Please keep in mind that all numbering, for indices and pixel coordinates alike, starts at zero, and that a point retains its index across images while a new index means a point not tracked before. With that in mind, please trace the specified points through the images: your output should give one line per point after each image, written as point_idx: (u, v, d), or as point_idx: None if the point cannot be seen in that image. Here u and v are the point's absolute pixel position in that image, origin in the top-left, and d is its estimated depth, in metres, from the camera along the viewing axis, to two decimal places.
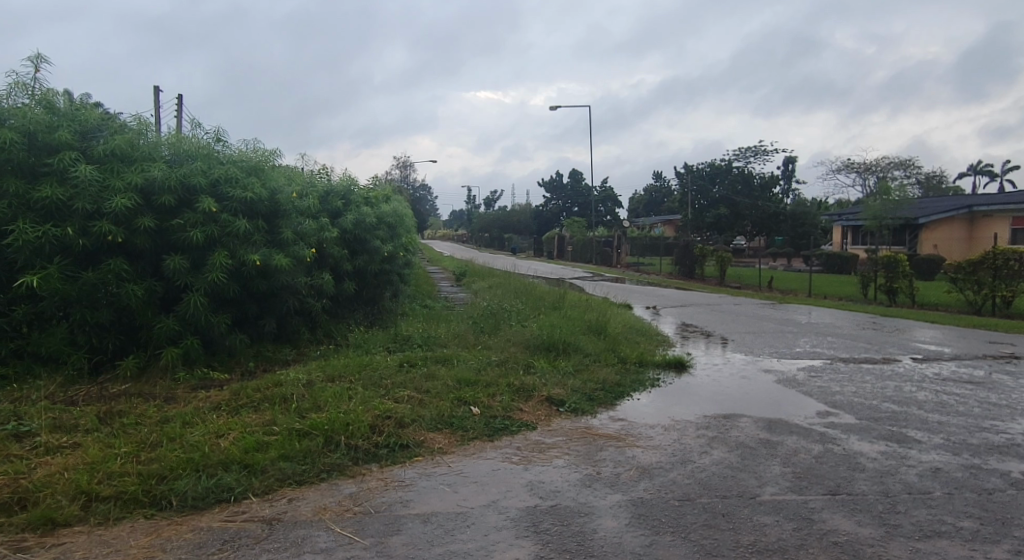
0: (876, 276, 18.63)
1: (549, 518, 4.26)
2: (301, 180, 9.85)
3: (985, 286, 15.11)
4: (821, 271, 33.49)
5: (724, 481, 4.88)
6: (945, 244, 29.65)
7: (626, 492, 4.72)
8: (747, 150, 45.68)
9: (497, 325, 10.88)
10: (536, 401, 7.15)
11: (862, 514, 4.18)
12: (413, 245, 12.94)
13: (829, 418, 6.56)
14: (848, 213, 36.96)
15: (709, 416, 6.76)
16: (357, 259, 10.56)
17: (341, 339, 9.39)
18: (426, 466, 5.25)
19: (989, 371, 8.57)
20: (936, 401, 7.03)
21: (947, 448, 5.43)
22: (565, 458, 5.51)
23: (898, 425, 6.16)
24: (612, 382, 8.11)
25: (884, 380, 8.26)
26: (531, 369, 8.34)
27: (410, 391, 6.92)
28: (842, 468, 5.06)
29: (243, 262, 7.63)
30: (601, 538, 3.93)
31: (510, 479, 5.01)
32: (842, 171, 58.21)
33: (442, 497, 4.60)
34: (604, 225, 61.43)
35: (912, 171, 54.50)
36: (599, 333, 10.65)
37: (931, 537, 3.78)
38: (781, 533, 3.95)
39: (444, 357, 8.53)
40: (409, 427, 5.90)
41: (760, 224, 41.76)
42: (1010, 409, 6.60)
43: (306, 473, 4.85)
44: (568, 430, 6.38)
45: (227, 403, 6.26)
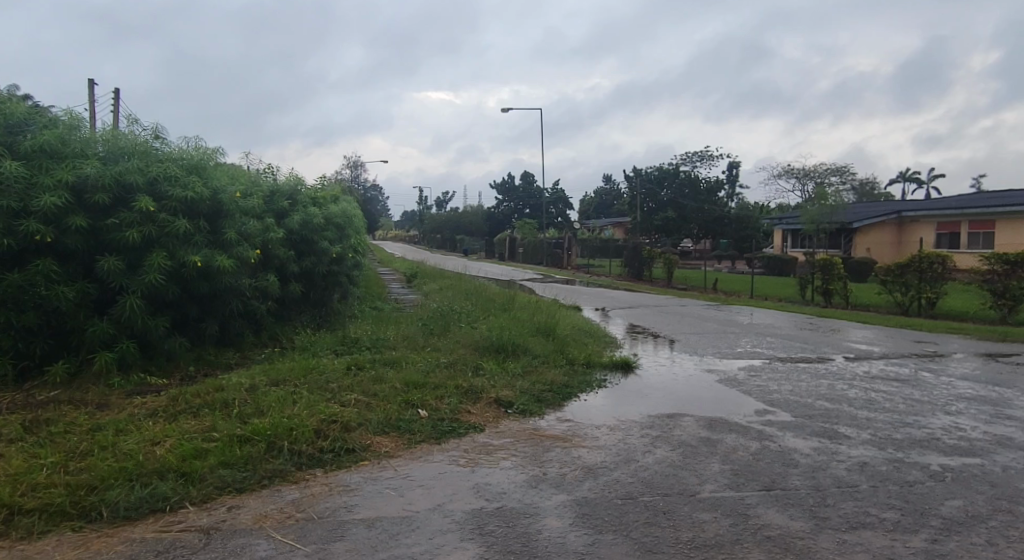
0: (813, 278, 19.37)
1: (494, 519, 4.29)
2: (245, 179, 9.61)
3: (912, 288, 15.87)
4: (762, 273, 34.56)
5: (666, 479, 5.00)
6: (877, 248, 31.01)
7: (571, 492, 4.79)
8: (693, 155, 46.82)
9: (447, 327, 10.85)
10: (484, 403, 7.18)
11: (794, 508, 4.35)
12: (362, 246, 12.78)
13: (767, 416, 6.80)
14: (787, 217, 38.24)
15: (653, 416, 6.92)
16: (303, 260, 10.39)
17: (287, 343, 9.22)
18: (372, 470, 5.20)
19: (914, 369, 9.02)
20: (865, 398, 7.36)
21: (874, 443, 5.70)
22: (511, 459, 5.55)
23: (830, 422, 6.43)
24: (559, 383, 8.21)
25: (818, 378, 8.59)
26: (479, 371, 8.36)
27: (356, 394, 6.85)
28: (777, 464, 5.25)
29: (183, 264, 7.41)
30: (544, 539, 3.98)
31: (457, 482, 5.01)
32: (782, 176, 60.23)
33: (387, 502, 4.58)
34: (555, 226, 61.99)
35: (847, 177, 56.78)
36: (548, 334, 10.76)
37: (857, 529, 3.97)
38: (718, 529, 4.08)
39: (393, 359, 8.47)
40: (355, 432, 5.84)
41: (705, 227, 42.83)
42: (932, 405, 6.96)
43: (247, 480, 4.75)
44: (516, 431, 6.43)
45: (164, 410, 6.07)
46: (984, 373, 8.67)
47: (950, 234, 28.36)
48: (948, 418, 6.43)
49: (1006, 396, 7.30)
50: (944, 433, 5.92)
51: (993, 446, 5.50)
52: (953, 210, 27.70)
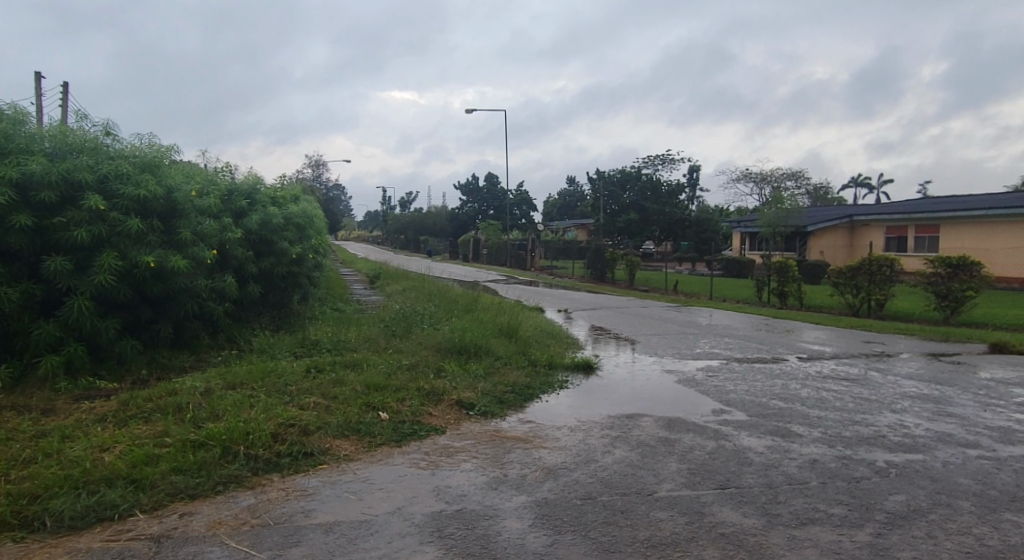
0: (769, 280, 19.82)
1: (454, 522, 4.29)
2: (201, 177, 9.39)
3: (862, 290, 16.37)
4: (721, 275, 35.20)
5: (624, 479, 5.07)
6: (830, 251, 31.91)
7: (531, 493, 4.82)
8: (655, 158, 47.49)
9: (409, 329, 10.79)
10: (445, 405, 7.15)
11: (747, 506, 4.45)
12: (323, 247, 12.60)
13: (723, 415, 6.94)
14: (745, 220, 39.04)
15: (613, 417, 6.99)
16: (262, 261, 10.21)
17: (245, 345, 9.05)
18: (330, 474, 5.15)
19: (863, 368, 9.32)
20: (817, 397, 7.58)
21: (824, 440, 5.86)
22: (472, 461, 5.56)
23: (784, 421, 6.59)
24: (521, 384, 8.25)
25: (773, 378, 8.81)
26: (441, 373, 8.33)
27: (316, 397, 6.76)
28: (732, 463, 5.37)
29: (135, 264, 7.22)
30: (504, 540, 4.00)
31: (417, 484, 4.99)
32: (740, 180, 61.49)
33: (345, 506, 4.54)
34: (520, 228, 62.14)
35: (802, 181, 58.33)
36: (510, 335, 10.79)
37: (806, 524, 4.08)
38: (674, 527, 4.15)
39: (353, 361, 8.38)
40: (314, 435, 5.77)
41: (666, 229, 43.44)
42: (879, 404, 7.20)
43: (200, 486, 4.65)
44: (477, 433, 6.43)
45: (114, 415, 5.91)
46: (929, 372, 9.00)
47: (897, 238, 29.34)
48: (894, 416, 6.66)
49: (948, 394, 7.60)
50: (890, 431, 6.12)
51: (934, 442, 5.72)
52: (900, 216, 28.69)
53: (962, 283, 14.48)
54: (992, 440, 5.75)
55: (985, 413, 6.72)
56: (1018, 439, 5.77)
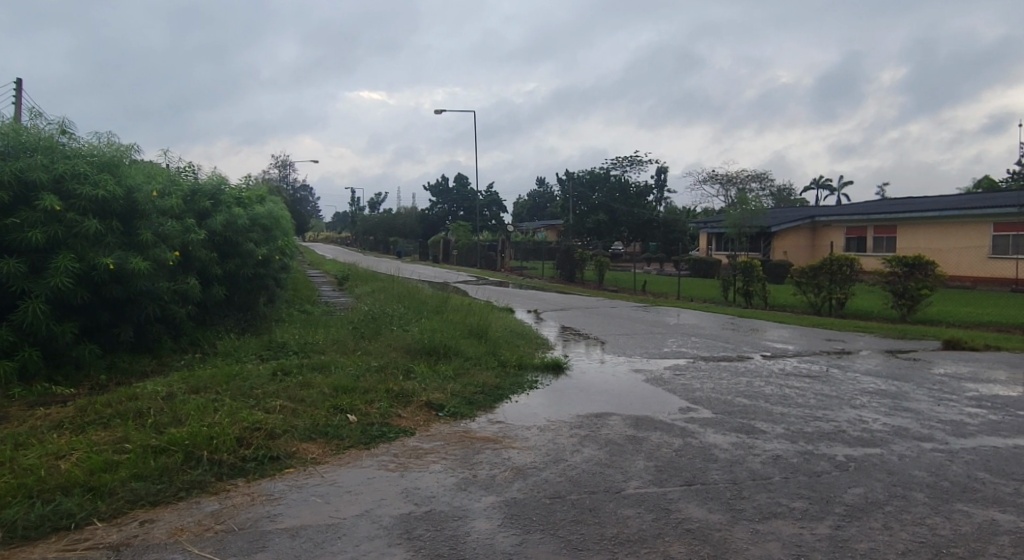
0: (734, 280, 20.15)
1: (423, 524, 4.27)
2: (163, 177, 9.18)
3: (824, 289, 16.74)
4: (688, 275, 35.67)
5: (593, 477, 5.12)
6: (793, 251, 32.57)
7: (500, 493, 4.83)
8: (623, 160, 47.95)
9: (378, 330, 10.71)
10: (415, 407, 7.11)
11: (713, 501, 4.53)
12: (289, 248, 12.41)
13: (690, 413, 7.03)
14: (711, 220, 39.60)
15: (582, 416, 7.04)
16: (227, 263, 10.02)
17: (209, 348, 8.88)
18: (297, 478, 5.09)
19: (824, 366, 9.54)
20: (780, 394, 7.74)
21: (787, 436, 5.99)
22: (441, 462, 5.55)
23: (748, 418, 6.71)
24: (491, 385, 8.26)
25: (738, 376, 8.97)
26: (411, 374, 8.29)
27: (282, 400, 6.68)
28: (698, 459, 5.46)
29: (93, 266, 7.04)
30: (472, 541, 4.00)
31: (385, 486, 4.96)
32: (707, 182, 62.38)
33: (312, 509, 4.49)
34: (490, 228, 62.15)
35: (766, 183, 59.45)
36: (480, 336, 10.79)
37: (769, 519, 4.17)
38: (641, 524, 4.20)
39: (321, 364, 8.31)
40: (280, 439, 5.69)
41: (634, 230, 43.82)
42: (839, 400, 7.38)
43: (162, 492, 4.56)
44: (446, 434, 6.42)
45: (71, 421, 5.75)
46: (886, 368, 9.25)
47: (857, 239, 30.09)
48: (853, 411, 6.83)
49: (904, 390, 7.83)
50: (849, 426, 6.28)
51: (891, 436, 5.89)
52: (859, 217, 29.43)
53: (918, 282, 14.91)
54: (945, 433, 5.94)
55: (938, 407, 6.94)
56: (969, 432, 5.97)
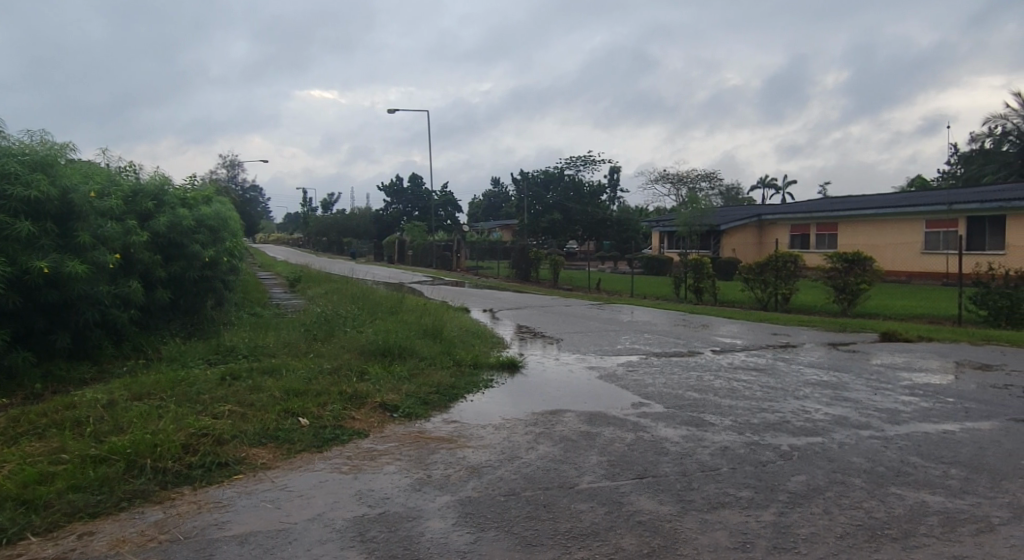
0: (685, 277, 20.56)
1: (376, 525, 4.24)
2: (101, 177, 8.85)
3: (770, 285, 17.23)
4: (641, 272, 36.26)
5: (546, 473, 5.16)
6: (742, 248, 33.41)
7: (454, 493, 4.82)
8: (577, 159, 48.44)
9: (331, 332, 10.55)
10: (368, 408, 7.04)
11: (663, 493, 4.62)
12: (238, 250, 12.12)
13: (642, 408, 7.16)
14: (663, 219, 40.32)
15: (536, 413, 7.09)
16: (171, 265, 9.71)
17: (153, 353, 8.60)
18: (246, 484, 4.98)
19: (770, 359, 9.84)
20: (728, 388, 7.94)
21: (734, 428, 6.15)
22: (395, 463, 5.51)
23: (698, 411, 6.87)
24: (446, 384, 8.23)
25: (689, 371, 9.17)
26: (364, 376, 8.19)
27: (231, 405, 6.52)
28: (649, 453, 5.55)
29: (26, 270, 6.78)
30: (426, 541, 3.99)
31: (338, 489, 4.90)
32: (658, 182, 63.43)
33: (261, 515, 4.41)
34: (445, 228, 61.91)
35: (715, 183, 60.84)
36: (435, 335, 10.75)
37: (717, 508, 4.28)
38: (594, 518, 4.26)
39: (272, 367, 8.14)
40: (228, 445, 5.57)
41: (588, 229, 44.26)
42: (784, 391, 7.62)
43: (102, 503, 4.41)
44: (400, 435, 6.38)
45: (3, 433, 5.51)
46: (828, 360, 9.58)
47: (801, 237, 31.08)
48: (797, 402, 7.07)
49: (844, 380, 8.13)
50: (793, 416, 6.49)
51: (832, 425, 6.10)
52: (803, 214, 30.38)
53: (857, 278, 15.47)
54: (881, 421, 6.19)
55: (876, 396, 7.23)
56: (903, 419, 6.25)
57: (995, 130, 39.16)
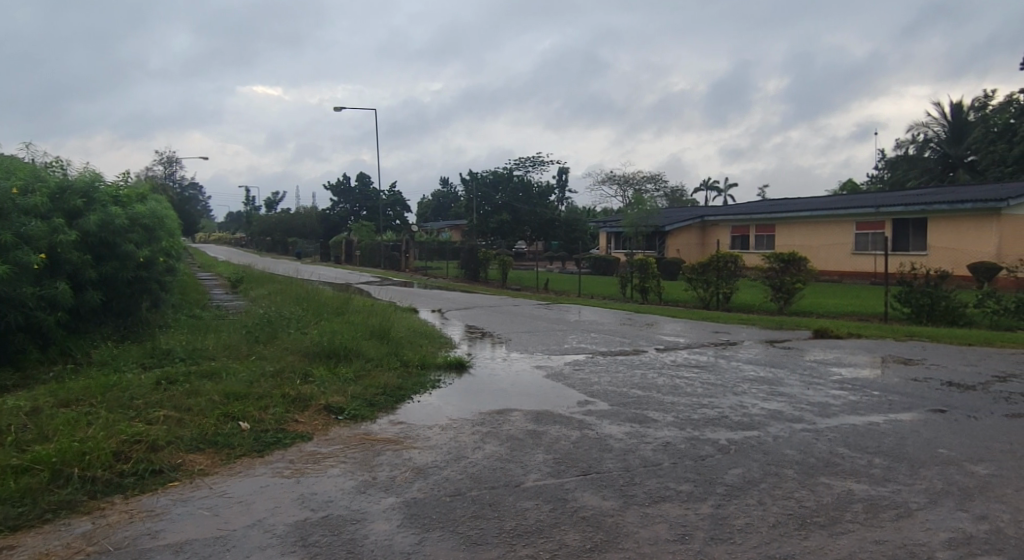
0: (631, 277, 20.90)
1: (319, 529, 4.17)
2: (23, 173, 8.40)
3: (712, 284, 17.69)
4: (588, 272, 36.69)
5: (492, 473, 5.18)
6: (685, 248, 34.17)
7: (399, 494, 4.79)
8: (526, 160, 48.69)
9: (274, 334, 10.31)
10: (312, 411, 6.93)
11: (606, 489, 4.69)
12: (175, 249, 11.68)
13: (587, 406, 7.25)
14: (609, 220, 40.96)
15: (483, 413, 7.10)
16: (103, 266, 9.28)
17: (82, 357, 8.25)
18: (182, 491, 4.82)
19: (712, 356, 10.12)
20: (671, 385, 8.13)
21: (676, 424, 6.29)
22: (339, 466, 5.43)
23: (641, 408, 7.01)
24: (393, 385, 8.15)
25: (634, 369, 9.35)
26: (309, 378, 8.04)
27: (167, 410, 6.30)
28: (594, 450, 5.63)
29: None
30: (370, 543, 3.95)
31: (279, 494, 4.80)
32: (605, 183, 64.33)
33: (198, 522, 4.28)
34: (394, 228, 61.31)
35: (660, 184, 62.07)
36: (382, 336, 10.63)
37: (659, 502, 4.37)
38: (538, 515, 4.29)
39: (211, 370, 7.90)
40: (163, 451, 5.40)
41: (537, 229, 44.53)
42: (723, 387, 7.86)
43: (24, 516, 4.20)
44: (345, 437, 6.29)
45: None
46: (765, 357, 9.91)
47: (741, 237, 32.04)
48: (735, 397, 7.29)
49: (780, 376, 8.43)
50: (731, 411, 6.68)
51: (767, 419, 6.32)
52: (743, 216, 31.31)
53: (792, 277, 16.04)
54: (813, 414, 6.44)
55: (808, 390, 7.52)
56: (833, 412, 6.52)
57: (918, 137, 41.20)
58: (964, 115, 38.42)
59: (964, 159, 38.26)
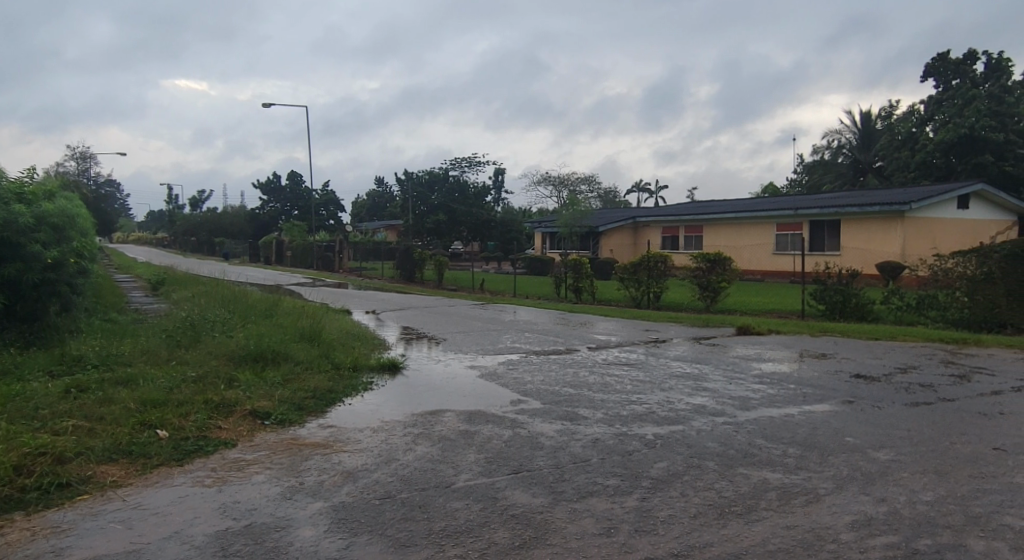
0: (565, 276, 21.14)
1: (241, 538, 4.03)
2: None
3: (643, 284, 18.10)
4: (524, 272, 36.91)
5: (424, 474, 5.13)
6: (618, 249, 34.86)
7: (327, 499, 4.68)
8: (462, 160, 48.57)
9: (197, 338, 9.89)
10: (237, 416, 6.69)
11: (536, 486, 4.72)
12: (88, 249, 11.05)
13: (520, 405, 7.29)
14: (545, 221, 41.37)
15: (416, 414, 7.03)
16: (5, 267, 8.69)
17: None
18: (92, 505, 4.57)
19: (642, 354, 10.36)
20: (602, 382, 8.29)
21: (606, 421, 6.40)
22: (265, 472, 5.26)
23: (572, 405, 7.10)
24: (322, 389, 7.95)
25: (567, 367, 9.48)
26: (234, 383, 7.76)
27: (76, 419, 5.96)
28: (525, 448, 5.67)
29: None
30: (295, 550, 3.84)
31: (199, 504, 4.61)
32: (540, 183, 64.86)
33: (110, 537, 4.06)
34: (327, 228, 59.98)
35: (594, 184, 63.11)
36: (312, 339, 10.35)
37: (587, 497, 4.44)
38: (468, 515, 4.28)
39: (128, 377, 7.53)
40: (71, 464, 5.10)
41: (473, 230, 44.48)
42: (651, 383, 8.07)
43: None
44: (272, 443, 6.10)
45: None
46: (693, 353, 10.23)
47: (671, 238, 32.92)
48: (663, 393, 7.48)
49: (706, 371, 8.72)
50: (658, 407, 6.85)
51: (692, 413, 6.51)
52: (673, 217, 32.18)
53: (718, 276, 16.60)
54: (734, 408, 6.68)
55: (731, 385, 7.80)
56: (752, 405, 6.78)
57: (833, 144, 43.32)
58: (872, 124, 40.66)
59: (873, 165, 40.49)
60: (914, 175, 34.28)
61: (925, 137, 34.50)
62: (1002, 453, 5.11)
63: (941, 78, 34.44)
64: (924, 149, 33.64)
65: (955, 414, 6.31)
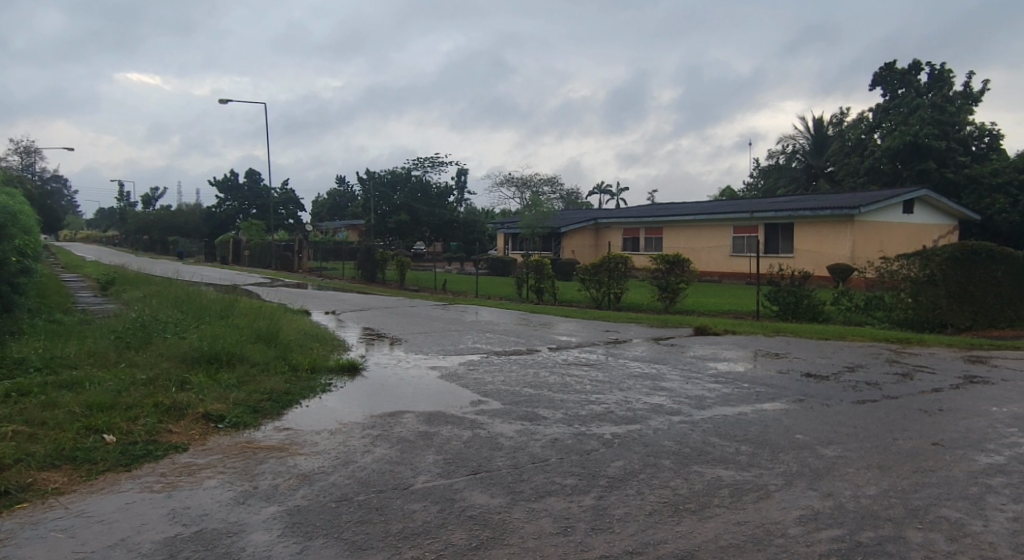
0: (527, 277, 21.19)
1: (191, 545, 3.93)
2: None
3: (604, 284, 18.24)
4: (487, 272, 36.89)
5: (381, 476, 5.08)
6: (580, 250, 35.09)
7: (282, 503, 4.59)
8: (424, 160, 48.31)
9: (147, 339, 9.60)
10: (189, 420, 6.52)
11: (494, 487, 4.72)
12: (32, 247, 10.64)
13: (479, 405, 7.27)
14: (507, 222, 41.42)
15: (374, 416, 6.94)
16: None
17: None
18: (32, 513, 4.40)
19: (601, 354, 10.45)
20: (561, 382, 8.34)
21: (564, 421, 6.43)
22: (218, 477, 5.14)
23: (532, 406, 7.12)
24: (279, 391, 7.81)
25: (527, 367, 9.51)
26: (185, 385, 7.56)
27: (15, 425, 5.72)
28: (484, 449, 5.66)
29: None
30: (248, 555, 3.77)
31: (148, 510, 4.48)
32: (503, 184, 64.90)
33: (50, 547, 3.91)
34: (286, 228, 58.93)
35: (557, 185, 63.47)
36: (268, 340, 10.14)
37: (544, 497, 4.45)
38: (426, 516, 4.26)
39: (73, 380, 7.27)
40: (9, 471, 4.90)
41: (435, 230, 44.25)
42: (610, 383, 8.15)
43: None
44: (225, 446, 5.96)
45: None
46: (652, 353, 10.36)
47: (632, 239, 33.29)
48: (621, 393, 7.56)
49: (663, 371, 8.84)
50: (616, 407, 6.92)
51: (649, 413, 6.59)
52: (633, 219, 32.54)
53: (677, 278, 16.85)
54: (689, 407, 6.79)
55: (687, 385, 7.92)
56: (708, 404, 6.90)
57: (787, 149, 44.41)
58: (824, 130, 41.89)
59: (825, 170, 41.68)
60: (864, 180, 35.41)
61: (873, 143, 35.67)
62: (940, 447, 5.31)
63: (888, 87, 35.68)
64: (873, 155, 34.79)
65: (898, 411, 6.53)
